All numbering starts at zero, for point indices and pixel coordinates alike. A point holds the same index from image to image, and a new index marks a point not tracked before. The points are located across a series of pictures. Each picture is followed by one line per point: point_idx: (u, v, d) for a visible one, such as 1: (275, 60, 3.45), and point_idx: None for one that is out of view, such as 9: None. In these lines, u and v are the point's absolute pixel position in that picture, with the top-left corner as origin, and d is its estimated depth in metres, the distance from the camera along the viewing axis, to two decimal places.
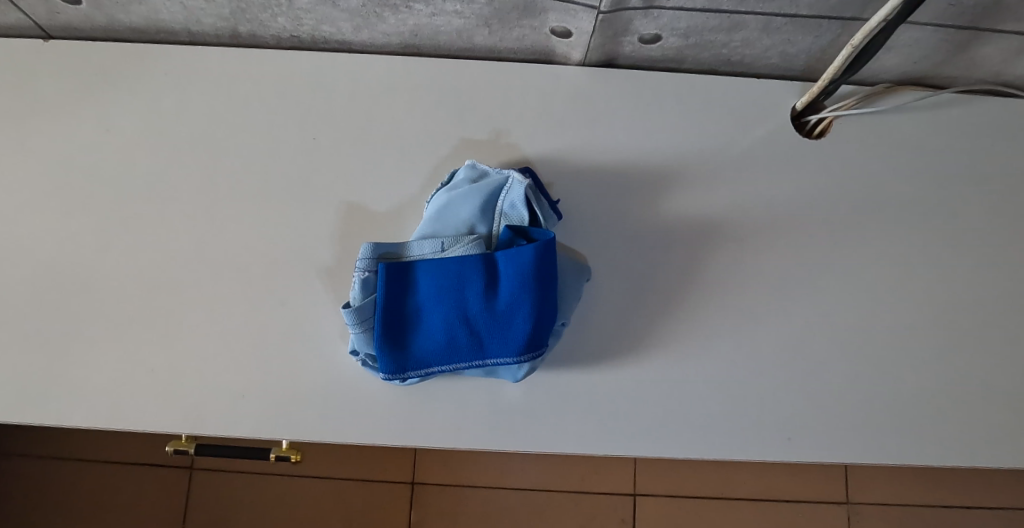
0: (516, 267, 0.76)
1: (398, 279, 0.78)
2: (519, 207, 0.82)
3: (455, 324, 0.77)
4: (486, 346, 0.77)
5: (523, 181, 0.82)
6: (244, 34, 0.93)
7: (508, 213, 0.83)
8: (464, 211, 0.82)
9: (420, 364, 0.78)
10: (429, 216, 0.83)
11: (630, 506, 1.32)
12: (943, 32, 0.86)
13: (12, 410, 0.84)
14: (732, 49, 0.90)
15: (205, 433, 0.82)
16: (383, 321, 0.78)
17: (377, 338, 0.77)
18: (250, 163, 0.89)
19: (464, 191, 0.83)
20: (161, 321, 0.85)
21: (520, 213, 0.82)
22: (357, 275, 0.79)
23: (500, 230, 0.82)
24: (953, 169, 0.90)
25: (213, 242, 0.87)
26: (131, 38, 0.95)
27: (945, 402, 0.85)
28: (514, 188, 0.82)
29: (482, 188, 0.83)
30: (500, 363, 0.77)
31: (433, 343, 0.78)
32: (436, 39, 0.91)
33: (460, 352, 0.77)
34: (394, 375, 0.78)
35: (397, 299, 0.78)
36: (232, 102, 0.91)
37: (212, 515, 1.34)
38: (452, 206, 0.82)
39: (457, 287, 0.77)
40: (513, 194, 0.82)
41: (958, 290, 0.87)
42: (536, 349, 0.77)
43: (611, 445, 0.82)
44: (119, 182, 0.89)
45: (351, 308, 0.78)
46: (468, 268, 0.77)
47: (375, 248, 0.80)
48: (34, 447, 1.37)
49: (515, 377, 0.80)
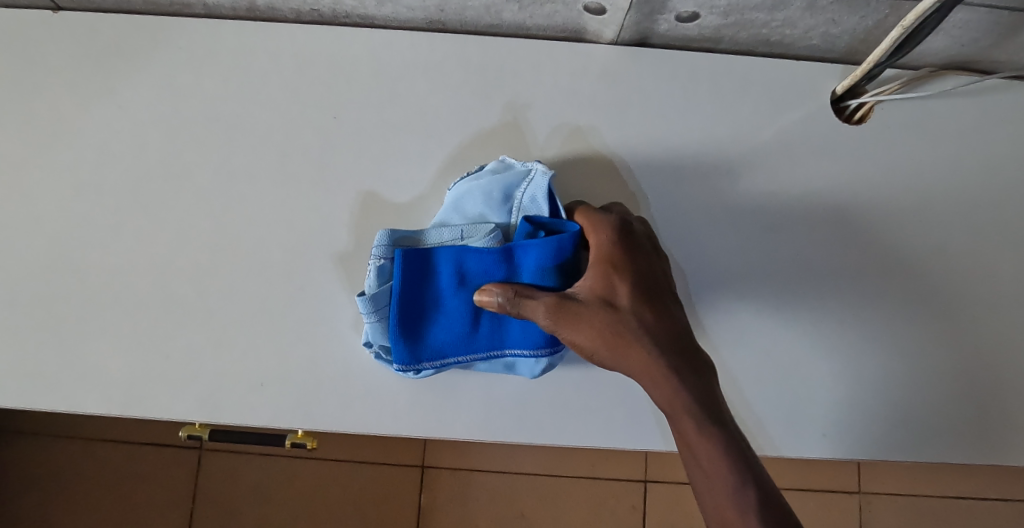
0: (539, 261, 0.74)
1: (412, 268, 0.76)
2: (539, 201, 0.77)
3: (473, 315, 0.76)
4: (506, 337, 0.76)
5: (546, 174, 0.77)
6: (262, 6, 0.89)
7: (530, 207, 0.78)
8: (483, 201, 0.79)
9: (436, 355, 0.76)
10: (446, 207, 0.80)
11: (641, 492, 1.35)
12: (995, 13, 0.82)
13: (23, 396, 0.82)
14: (773, 29, 0.86)
15: (222, 421, 0.80)
16: (399, 308, 0.75)
17: (393, 328, 0.75)
18: (267, 143, 0.86)
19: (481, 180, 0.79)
20: (175, 305, 0.82)
21: (542, 208, 0.77)
22: (372, 263, 0.76)
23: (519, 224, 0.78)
24: (998, 157, 0.86)
25: (230, 223, 0.84)
26: (144, 10, 0.91)
27: (985, 401, 0.82)
28: (537, 180, 0.78)
29: (502, 179, 0.79)
30: (518, 355, 0.76)
31: (450, 334, 0.76)
32: (463, 15, 0.87)
33: (479, 346, 0.76)
34: (407, 366, 0.76)
35: (412, 287, 0.76)
36: (249, 79, 0.87)
37: (221, 499, 1.37)
38: (470, 194, 0.79)
39: (474, 278, 0.76)
40: (535, 187, 0.78)
41: (1002, 284, 0.84)
42: (556, 344, 0.76)
43: (640, 439, 0.80)
44: (133, 162, 0.86)
45: (366, 296, 0.75)
46: (488, 260, 0.75)
47: (392, 235, 0.77)
48: (46, 426, 1.39)
49: (532, 374, 0.78)
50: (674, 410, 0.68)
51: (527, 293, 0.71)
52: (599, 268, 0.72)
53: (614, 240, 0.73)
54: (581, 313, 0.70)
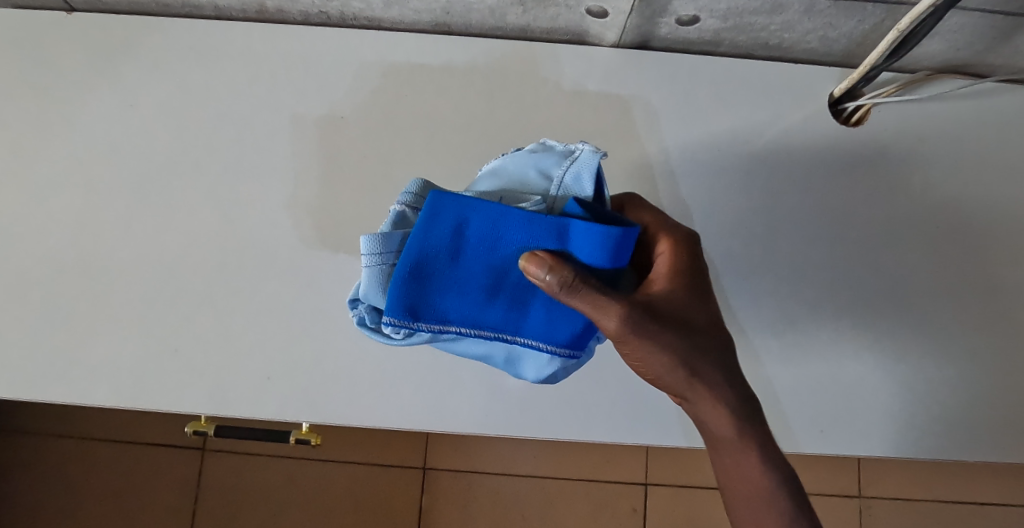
0: (592, 245, 0.62)
1: (441, 217, 0.64)
2: (584, 179, 0.67)
3: (493, 289, 0.67)
4: (523, 323, 0.69)
5: (596, 152, 0.67)
6: (272, 8, 0.91)
7: (570, 186, 0.67)
8: (522, 177, 0.70)
9: (436, 318, 0.67)
10: (481, 183, 0.72)
11: (641, 495, 1.36)
12: (990, 17, 0.83)
13: (34, 389, 0.83)
14: (772, 33, 0.88)
15: (231, 413, 0.82)
16: (411, 257, 0.65)
17: (400, 274, 0.65)
18: (277, 142, 0.87)
19: (523, 155, 0.71)
20: (184, 300, 0.84)
21: (583, 187, 0.67)
22: (395, 206, 0.68)
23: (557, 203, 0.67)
24: (992, 158, 0.88)
25: (239, 219, 0.86)
26: (157, 12, 0.93)
27: (980, 398, 0.83)
28: (584, 158, 0.67)
29: (545, 156, 0.70)
30: (530, 346, 0.69)
31: (461, 302, 0.67)
32: (468, 17, 0.89)
33: (490, 321, 0.68)
34: (399, 321, 0.66)
35: (434, 238, 0.65)
36: (259, 79, 0.89)
37: (222, 499, 1.39)
38: (510, 169, 0.71)
39: (510, 247, 0.65)
40: (580, 165, 0.67)
41: (997, 283, 0.85)
42: (575, 340, 0.69)
43: (640, 433, 0.82)
44: (143, 160, 0.88)
45: (377, 233, 0.66)
46: (534, 232, 0.64)
47: (424, 185, 0.69)
48: (52, 425, 1.41)
49: (535, 373, 0.71)
50: (737, 440, 0.69)
51: (597, 290, 0.64)
52: (676, 281, 0.71)
53: (691, 257, 0.73)
54: (651, 326, 0.68)
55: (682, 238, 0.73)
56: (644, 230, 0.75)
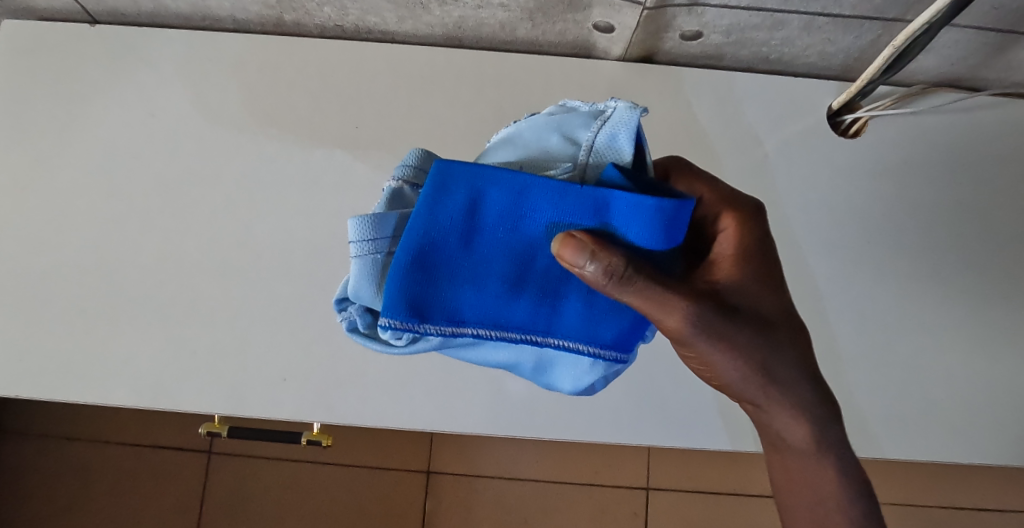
0: (641, 221, 0.57)
1: (451, 192, 0.58)
2: (620, 139, 0.60)
3: (515, 280, 0.60)
4: (552, 322, 0.61)
5: (633, 108, 0.60)
6: (289, 22, 0.94)
7: (604, 147, 0.60)
8: (547, 142, 0.64)
9: (449, 316, 0.59)
10: (502, 152, 0.66)
11: (643, 500, 1.39)
12: (983, 34, 0.86)
13: (55, 390, 0.86)
14: (772, 48, 0.91)
15: (246, 413, 0.84)
16: (415, 242, 0.58)
17: (404, 263, 0.58)
18: (293, 150, 0.90)
19: (546, 122, 0.65)
20: (203, 303, 0.87)
21: (619, 148, 0.60)
22: (390, 183, 0.63)
23: (590, 166, 0.60)
24: (985, 170, 0.91)
25: (256, 226, 0.88)
26: (178, 25, 0.96)
27: (980, 403, 0.85)
28: (618, 116, 0.60)
29: (573, 121, 0.64)
30: (562, 348, 0.61)
31: (478, 297, 0.59)
32: (479, 31, 0.92)
33: (512, 317, 0.60)
34: (401, 324, 0.58)
35: (442, 220, 0.58)
36: (276, 90, 0.92)
37: (224, 501, 1.42)
38: (535, 132, 0.65)
39: (535, 223, 0.59)
40: (614, 123, 0.60)
41: (991, 290, 0.88)
42: (609, 338, 0.62)
43: (645, 434, 0.84)
44: (162, 168, 0.90)
45: (367, 219, 0.60)
46: (565, 200, 0.58)
47: (422, 157, 0.64)
48: (64, 428, 1.45)
49: (574, 378, 0.65)
50: (797, 443, 0.70)
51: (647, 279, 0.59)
52: (742, 266, 0.68)
53: (754, 235, 0.69)
54: (719, 320, 0.65)
55: (744, 214, 0.69)
56: (700, 208, 0.70)
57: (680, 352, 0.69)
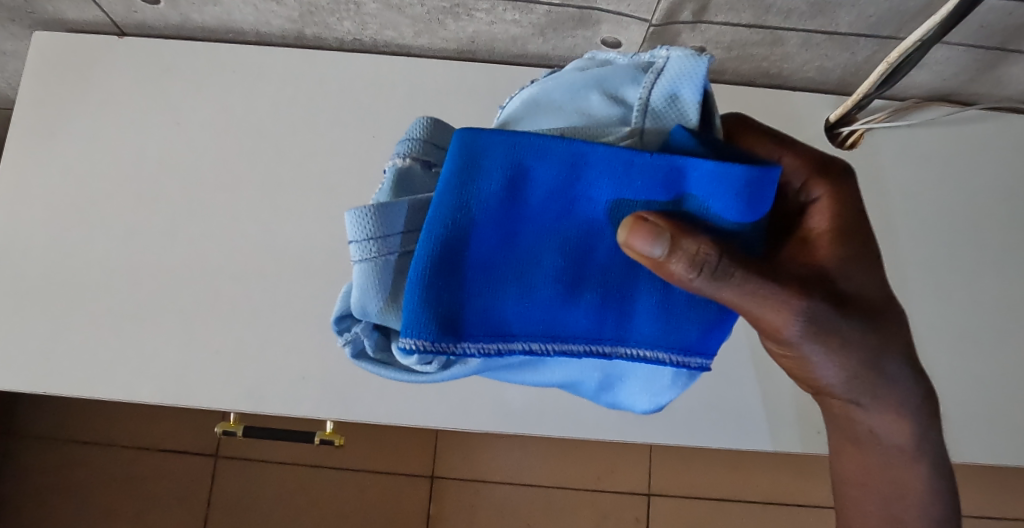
0: (724, 193, 0.52)
1: (487, 176, 0.54)
2: (683, 99, 0.55)
3: (568, 280, 0.55)
4: (621, 330, 0.56)
5: (698, 59, 0.54)
6: (309, 35, 0.98)
7: (666, 106, 0.55)
8: (595, 101, 0.57)
9: (492, 324, 0.54)
10: (541, 112, 0.60)
11: (644, 506, 1.43)
12: (973, 51, 0.90)
13: (82, 388, 0.89)
14: (772, 63, 0.95)
15: (266, 411, 0.87)
16: (442, 241, 0.53)
17: (429, 266, 0.53)
18: (313, 159, 0.94)
19: (588, 79, 0.59)
20: (225, 304, 0.90)
21: (683, 106, 0.55)
22: (395, 161, 0.60)
23: (652, 129, 0.55)
24: (977, 180, 0.95)
25: (277, 230, 0.92)
26: (203, 37, 1.00)
27: (969, 403, 0.89)
28: (679, 70, 0.55)
29: (621, 82, 0.58)
30: (633, 357, 0.56)
31: (523, 301, 0.55)
32: (492, 45, 0.96)
33: (569, 324, 0.55)
34: (431, 339, 0.52)
35: (475, 210, 0.54)
36: (297, 100, 0.96)
37: (230, 504, 1.46)
38: (578, 89, 0.59)
39: (589, 208, 0.55)
40: (677, 78, 0.55)
41: (982, 296, 0.92)
42: (682, 343, 0.57)
43: (648, 432, 0.88)
44: (186, 175, 0.94)
45: (364, 213, 0.55)
46: (624, 179, 0.53)
47: (425, 129, 0.61)
48: (80, 430, 1.49)
49: (651, 391, 0.62)
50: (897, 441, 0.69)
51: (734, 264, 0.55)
52: (837, 243, 0.63)
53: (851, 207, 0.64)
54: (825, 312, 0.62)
55: (839, 184, 0.64)
56: (788, 177, 0.65)
57: (773, 351, 0.66)
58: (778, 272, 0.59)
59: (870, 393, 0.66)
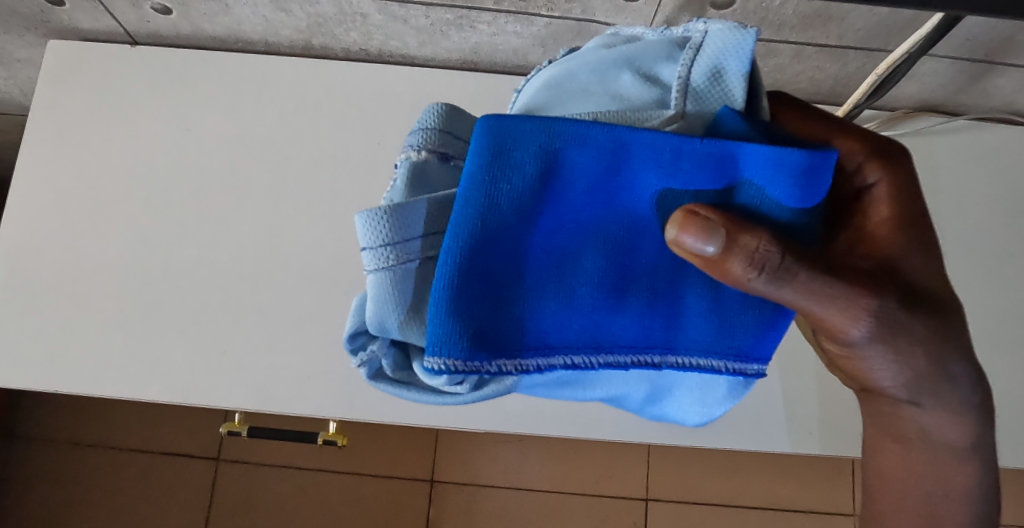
0: (778, 180, 0.52)
1: (520, 169, 0.52)
2: (728, 78, 0.54)
3: (610, 283, 0.54)
4: (671, 337, 0.55)
5: (743, 33, 0.53)
6: (316, 45, 1.00)
7: (708, 84, 0.54)
8: (634, 82, 0.57)
9: (533, 335, 0.53)
10: (580, 95, 0.59)
11: (642, 510, 1.45)
12: (960, 63, 0.93)
13: (93, 387, 0.91)
14: (765, 74, 0.98)
15: (272, 409, 0.90)
16: (475, 245, 0.52)
17: (462, 271, 0.51)
18: (320, 165, 0.97)
19: (625, 59, 0.58)
20: (233, 305, 0.93)
21: (727, 84, 0.54)
22: (412, 155, 0.61)
23: (696, 110, 0.54)
24: (966, 188, 0.97)
25: (284, 234, 0.95)
26: (213, 46, 1.02)
27: None
28: (721, 46, 0.54)
29: (658, 63, 0.57)
30: (684, 366, 0.55)
31: (563, 309, 0.53)
32: (494, 55, 0.99)
33: (614, 331, 0.54)
34: (467, 355, 0.51)
35: (509, 207, 0.52)
36: (305, 107, 0.98)
37: (232, 507, 1.48)
38: (617, 70, 0.58)
39: (631, 201, 0.54)
40: (719, 55, 0.54)
41: (970, 300, 0.94)
42: (732, 347, 0.56)
43: (645, 432, 0.91)
44: (196, 180, 0.97)
45: (377, 222, 0.55)
46: (668, 173, 0.52)
47: (439, 121, 0.61)
48: (85, 432, 1.51)
49: (700, 403, 0.61)
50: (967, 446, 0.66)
51: (791, 262, 0.54)
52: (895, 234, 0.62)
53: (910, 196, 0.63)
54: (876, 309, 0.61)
55: (896, 167, 0.63)
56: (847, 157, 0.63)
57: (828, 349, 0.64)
58: (833, 267, 0.58)
59: (933, 394, 0.64)
